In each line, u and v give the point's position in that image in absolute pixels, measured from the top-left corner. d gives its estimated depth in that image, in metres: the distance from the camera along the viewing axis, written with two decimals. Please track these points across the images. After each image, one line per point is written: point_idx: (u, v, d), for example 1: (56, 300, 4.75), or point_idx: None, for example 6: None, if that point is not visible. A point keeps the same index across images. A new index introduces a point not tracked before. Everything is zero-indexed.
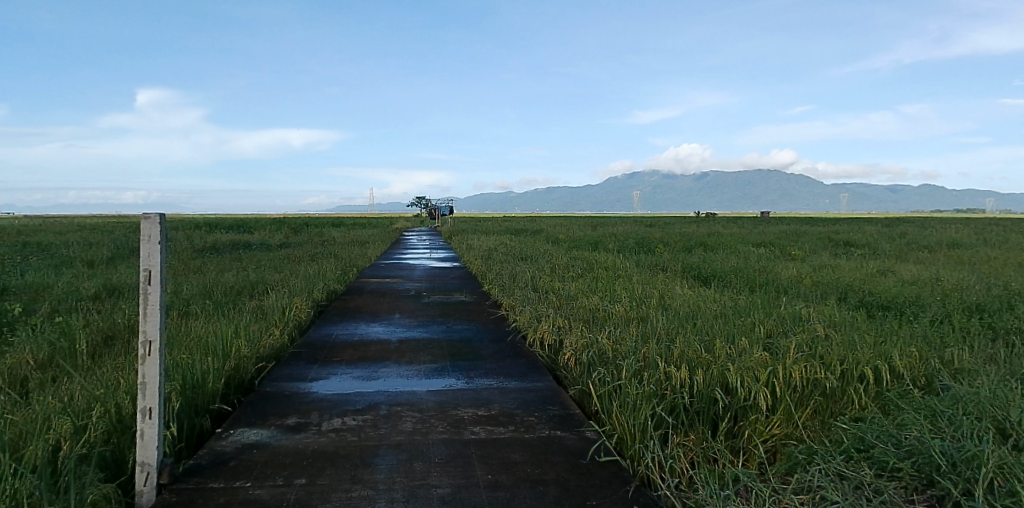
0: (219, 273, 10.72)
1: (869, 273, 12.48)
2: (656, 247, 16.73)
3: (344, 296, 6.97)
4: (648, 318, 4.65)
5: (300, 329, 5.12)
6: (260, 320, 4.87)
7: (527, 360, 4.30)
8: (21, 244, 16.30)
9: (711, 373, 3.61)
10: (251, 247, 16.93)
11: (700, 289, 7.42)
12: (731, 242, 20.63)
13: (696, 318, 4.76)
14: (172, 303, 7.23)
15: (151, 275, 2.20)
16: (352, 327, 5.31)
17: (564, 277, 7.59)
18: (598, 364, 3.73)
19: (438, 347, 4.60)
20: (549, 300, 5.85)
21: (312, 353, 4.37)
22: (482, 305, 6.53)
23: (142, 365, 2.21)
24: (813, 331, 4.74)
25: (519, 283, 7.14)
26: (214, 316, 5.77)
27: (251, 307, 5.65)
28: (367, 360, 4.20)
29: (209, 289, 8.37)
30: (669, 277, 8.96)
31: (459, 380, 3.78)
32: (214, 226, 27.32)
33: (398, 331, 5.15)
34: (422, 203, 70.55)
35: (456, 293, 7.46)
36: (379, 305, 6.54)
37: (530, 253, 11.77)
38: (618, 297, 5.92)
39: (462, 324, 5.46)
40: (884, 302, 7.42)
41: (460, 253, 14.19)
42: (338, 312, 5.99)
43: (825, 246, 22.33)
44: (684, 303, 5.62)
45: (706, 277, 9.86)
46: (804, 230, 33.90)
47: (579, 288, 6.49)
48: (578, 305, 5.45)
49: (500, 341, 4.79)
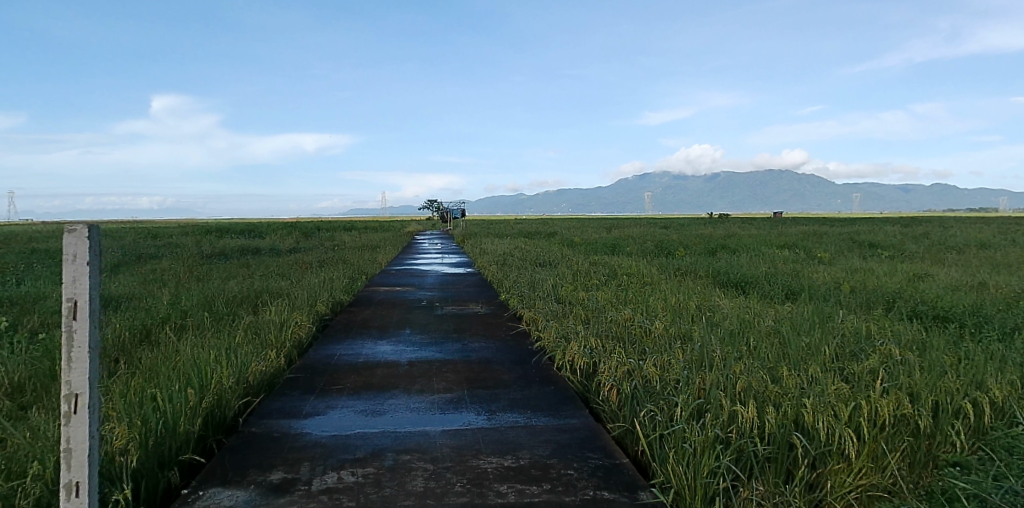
0: (222, 281, 10.28)
1: (908, 277, 11.71)
2: (678, 250, 16.08)
3: (351, 308, 6.41)
4: (693, 337, 4.05)
5: (299, 350, 4.58)
6: (253, 341, 4.34)
7: (555, 388, 3.70)
8: (30, 250, 16.08)
9: (784, 410, 2.99)
10: (261, 252, 16.58)
11: (738, 299, 6.76)
12: (752, 245, 19.86)
13: (749, 336, 4.14)
14: (167, 316, 6.76)
15: (78, 308, 1.67)
16: (357, 346, 4.74)
17: (588, 286, 6.97)
18: (645, 398, 3.13)
19: (453, 371, 4.02)
20: (575, 314, 5.24)
21: (310, 380, 3.81)
22: (501, 318, 5.95)
23: (66, 426, 1.67)
24: (886, 352, 4.11)
25: (540, 293, 6.55)
26: (209, 333, 5.27)
27: (247, 323, 5.12)
28: (371, 389, 3.63)
29: (210, 299, 7.90)
30: (700, 284, 8.31)
31: (479, 416, 3.20)
32: (225, 231, 27.11)
33: (409, 350, 4.60)
34: (434, 206, 70.60)
35: (471, 303, 6.87)
36: (388, 318, 5.97)
37: (548, 257, 11.19)
38: (653, 309, 5.32)
39: (480, 342, 4.88)
40: (943, 311, 6.70)
41: (474, 258, 13.65)
42: (343, 327, 5.43)
43: (850, 248, 21.43)
44: (729, 317, 4.99)
45: (737, 284, 9.20)
46: (823, 231, 32.97)
47: (608, 300, 5.86)
48: (609, 320, 4.84)
49: (524, 363, 4.20)
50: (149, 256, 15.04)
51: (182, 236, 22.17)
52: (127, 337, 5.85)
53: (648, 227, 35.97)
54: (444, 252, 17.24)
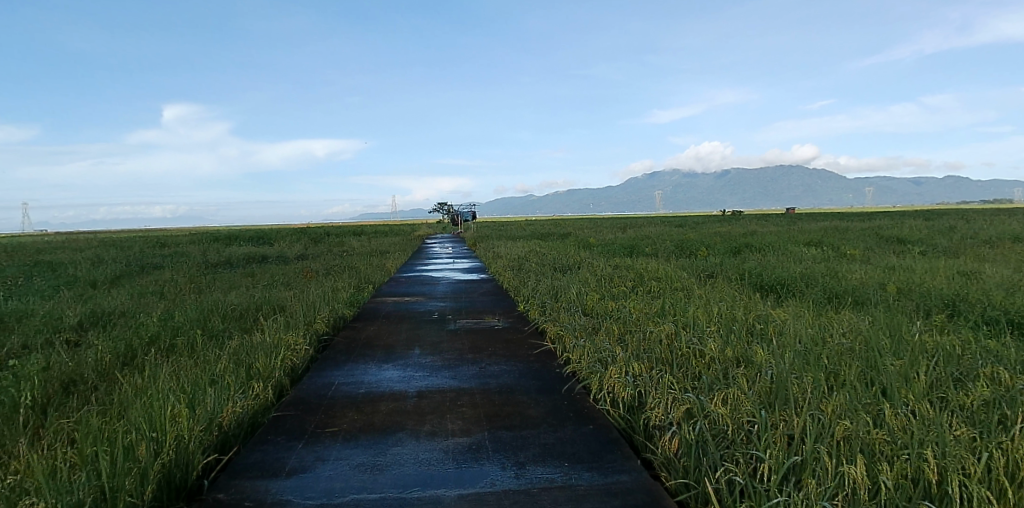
0: (223, 293, 9.73)
1: (952, 275, 10.90)
2: (700, 250, 15.35)
3: (355, 324, 5.78)
4: (759, 363, 3.36)
5: (292, 378, 3.96)
6: (237, 371, 3.74)
7: (594, 429, 3.04)
8: (33, 262, 15.75)
9: (903, 467, 2.29)
10: (268, 260, 16.12)
11: (786, 307, 6.05)
12: (776, 242, 19.03)
13: (823, 359, 3.46)
14: (157, 335, 6.21)
15: None
16: (359, 373, 4.09)
17: (617, 294, 6.30)
18: (717, 450, 2.44)
19: (471, 405, 3.36)
20: (608, 330, 4.57)
21: (300, 420, 3.18)
22: (521, 333, 5.30)
23: None
24: (993, 377, 3.40)
25: (563, 303, 5.90)
26: (195, 358, 4.69)
27: (236, 346, 4.52)
28: (372, 432, 2.98)
29: (206, 314, 7.35)
30: (736, 289, 7.59)
31: (505, 471, 2.54)
32: (233, 238, 26.65)
33: (418, 377, 3.96)
34: (443, 209, 70.39)
35: (487, 315, 6.21)
36: (395, 334, 5.34)
37: (566, 261, 10.55)
38: (697, 321, 4.64)
39: (500, 365, 4.22)
40: (1019, 317, 5.91)
41: (487, 263, 13.04)
42: (344, 348, 4.80)
43: (878, 243, 20.49)
44: (790, 333, 4.30)
45: (775, 288, 8.45)
46: (845, 226, 31.84)
47: (642, 311, 5.19)
48: (649, 338, 4.18)
49: (554, 393, 3.55)
50: (153, 266, 14.61)
51: (188, 245, 21.74)
52: (110, 361, 5.29)
53: (662, 226, 35.16)
54: (455, 257, 16.69)
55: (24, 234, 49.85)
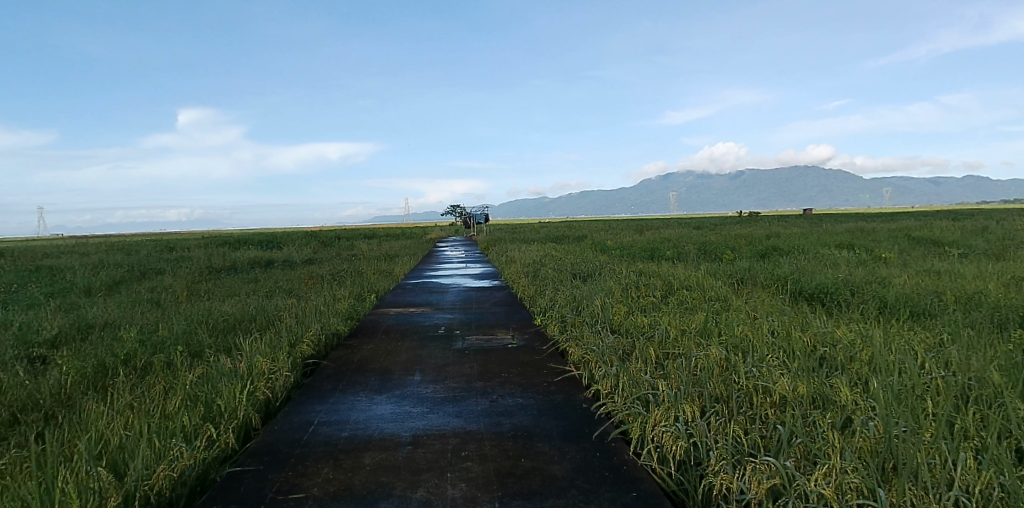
0: (219, 301, 9.18)
1: (1008, 281, 9.95)
2: (726, 253, 14.50)
3: (350, 342, 5.13)
4: (851, 416, 2.61)
5: (263, 416, 3.30)
6: (195, 410, 3.10)
7: (639, 498, 2.31)
8: (35, 268, 15.34)
9: None
10: (274, 265, 15.60)
11: (842, 323, 5.26)
12: (803, 245, 18.09)
13: (931, 405, 2.68)
14: (134, 353, 5.61)
15: None
16: (346, 408, 3.41)
17: (647, 307, 5.56)
18: None
19: (478, 459, 2.66)
20: (644, 354, 3.86)
21: (262, 479, 2.51)
22: (539, 354, 4.57)
23: None
24: None
25: (586, 317, 5.19)
26: (161, 387, 4.07)
27: (203, 375, 3.88)
28: (349, 500, 2.29)
29: (193, 326, 6.74)
30: (776, 298, 6.82)
31: None
32: (242, 242, 26.17)
33: (417, 414, 3.26)
34: (455, 211, 69.98)
35: (499, 331, 5.51)
36: (394, 355, 4.65)
37: (584, 266, 9.81)
38: (750, 346, 3.90)
39: (514, 399, 3.50)
40: None
41: (500, 268, 12.33)
42: (332, 374, 4.11)
43: (912, 246, 19.38)
44: (867, 364, 3.55)
45: (818, 298, 7.62)
46: (872, 227, 30.49)
47: (680, 330, 4.45)
48: (696, 367, 3.45)
49: (584, 442, 2.83)
50: (156, 272, 14.11)
51: (196, 250, 21.30)
52: (75, 384, 4.72)
53: (679, 228, 34.24)
54: (466, 261, 16.04)
55: (42, 239, 50.26)
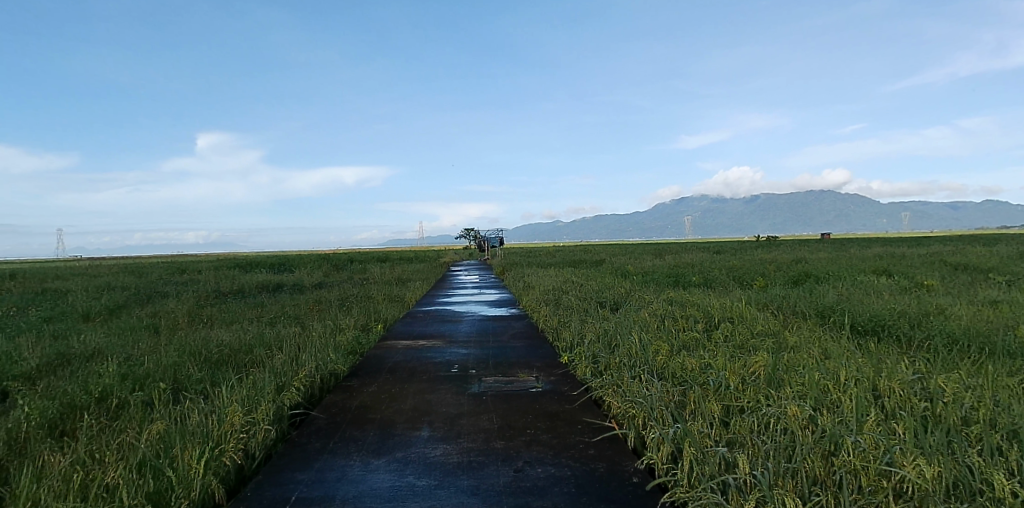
0: (218, 329, 8.59)
1: None
2: (758, 280, 13.60)
3: (350, 383, 4.45)
4: None
5: (229, 487, 2.63)
6: (140, 482, 2.44)
7: None
8: (41, 291, 14.93)
9: None
10: (283, 289, 15.00)
11: (927, 368, 4.44)
12: (838, 270, 17.10)
13: None
14: (110, 390, 4.97)
15: None
16: (335, 477, 2.72)
17: (691, 347, 4.79)
18: None
19: None
20: (705, 411, 3.12)
21: None
22: (570, 404, 3.83)
23: None
24: None
25: (624, 357, 4.45)
26: (122, 438, 3.43)
27: (167, 429, 3.23)
28: None
29: (181, 357, 6.10)
30: (833, 334, 5.99)
31: None
32: (254, 265, 25.76)
33: (423, 490, 2.55)
34: (470, 235, 69.68)
35: (520, 371, 4.78)
36: (400, 402, 3.95)
37: (609, 294, 9.02)
38: (837, 406, 3.13)
39: (545, 468, 2.78)
40: None
41: (517, 295, 11.58)
42: (324, 427, 3.43)
43: (955, 272, 18.18)
44: (1001, 436, 2.75)
45: (876, 334, 6.74)
46: (903, 251, 29.17)
47: (742, 378, 3.70)
48: (779, 434, 2.71)
49: None
50: (161, 296, 13.60)
51: (205, 272, 20.79)
52: (35, 425, 4.11)
53: (700, 252, 33.10)
54: (482, 287, 15.40)
55: (62, 260, 50.67)
